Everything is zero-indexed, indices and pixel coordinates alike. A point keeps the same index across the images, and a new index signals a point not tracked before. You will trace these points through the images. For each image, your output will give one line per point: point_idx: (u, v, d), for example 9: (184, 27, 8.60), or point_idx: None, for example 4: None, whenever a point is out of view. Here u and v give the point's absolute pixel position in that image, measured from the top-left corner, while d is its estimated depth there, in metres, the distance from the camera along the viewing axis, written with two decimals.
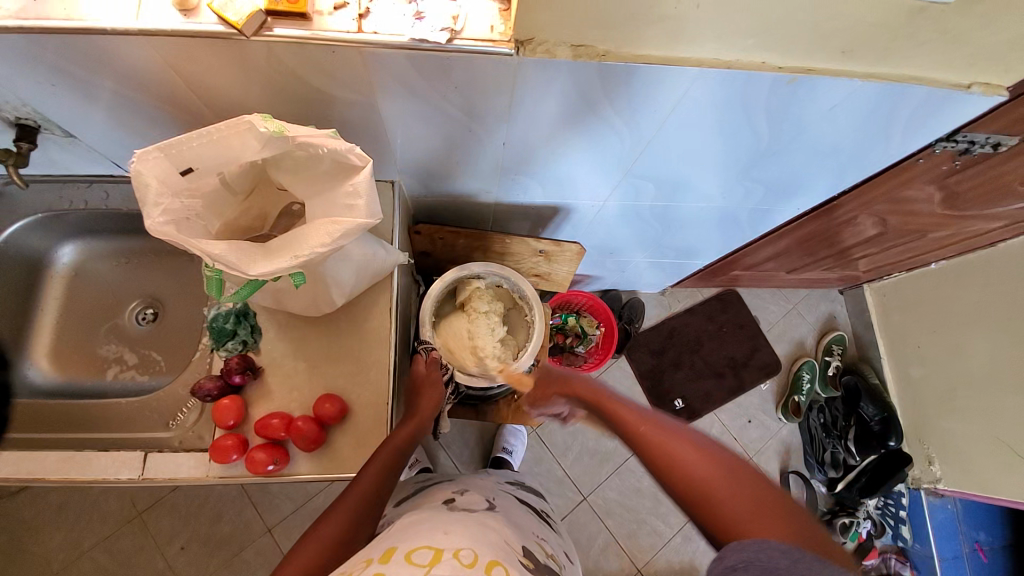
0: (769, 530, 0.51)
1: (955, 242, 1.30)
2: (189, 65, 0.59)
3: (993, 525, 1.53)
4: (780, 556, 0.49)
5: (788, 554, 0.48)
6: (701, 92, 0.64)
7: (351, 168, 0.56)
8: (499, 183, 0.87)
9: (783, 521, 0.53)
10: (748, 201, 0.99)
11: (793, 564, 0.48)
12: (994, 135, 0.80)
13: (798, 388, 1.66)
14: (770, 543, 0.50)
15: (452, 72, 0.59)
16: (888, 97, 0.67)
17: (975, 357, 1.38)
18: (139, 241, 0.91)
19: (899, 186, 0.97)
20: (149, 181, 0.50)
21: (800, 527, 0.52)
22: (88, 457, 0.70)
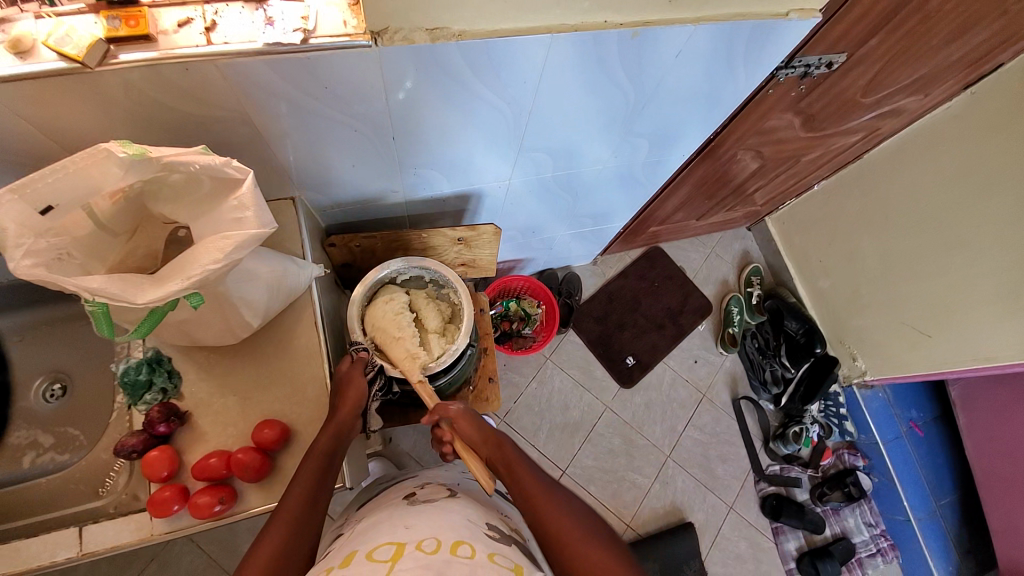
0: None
1: (826, 161, 1.46)
2: (37, 110, 0.57)
3: (922, 401, 1.72)
4: None
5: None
6: (561, 56, 0.69)
7: (232, 182, 0.56)
8: (400, 179, 0.89)
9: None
10: (639, 156, 1.07)
11: None
12: (821, 56, 0.92)
13: (730, 321, 1.79)
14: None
15: (317, 73, 0.60)
16: (722, 37, 0.76)
17: (867, 257, 1.56)
18: (30, 315, 0.85)
19: (761, 118, 1.09)
20: (7, 225, 0.48)
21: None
22: (12, 550, 0.64)
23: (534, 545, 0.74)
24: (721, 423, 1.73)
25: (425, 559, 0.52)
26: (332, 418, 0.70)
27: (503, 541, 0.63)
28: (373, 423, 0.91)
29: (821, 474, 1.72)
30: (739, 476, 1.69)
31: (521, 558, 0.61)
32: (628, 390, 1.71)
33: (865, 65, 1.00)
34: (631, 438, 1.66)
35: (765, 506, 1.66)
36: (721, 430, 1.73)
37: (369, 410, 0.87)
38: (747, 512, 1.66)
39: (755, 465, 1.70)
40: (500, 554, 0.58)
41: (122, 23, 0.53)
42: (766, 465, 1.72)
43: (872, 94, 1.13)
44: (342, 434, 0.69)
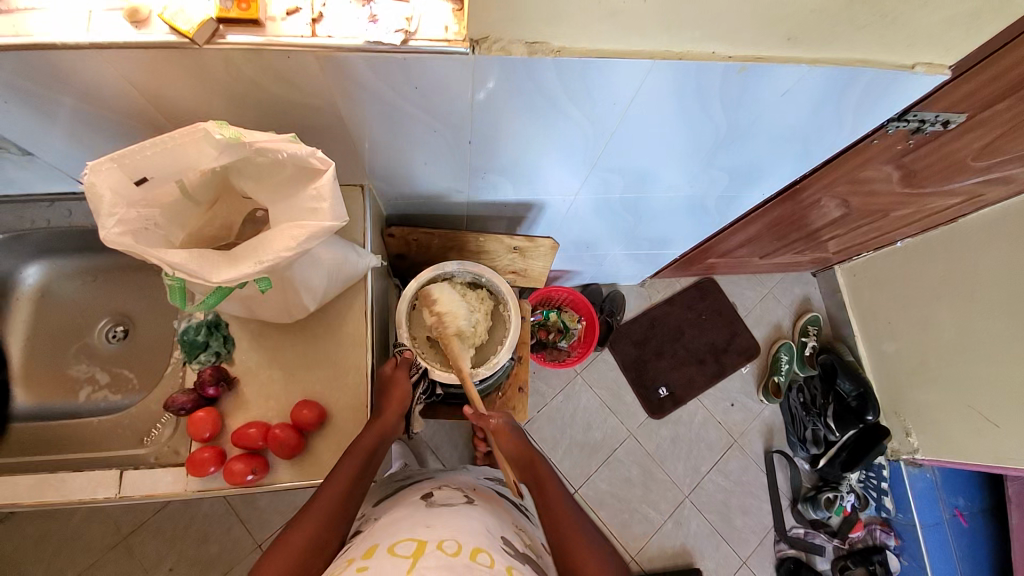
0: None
1: (916, 220, 1.34)
2: (144, 77, 0.59)
3: (975, 491, 1.57)
4: None
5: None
6: (657, 83, 0.66)
7: (313, 172, 0.57)
8: (468, 181, 0.88)
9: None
10: (715, 189, 1.01)
11: None
12: (940, 114, 0.84)
13: (777, 369, 1.69)
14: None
15: (410, 72, 0.60)
16: (835, 82, 0.70)
17: (944, 330, 1.43)
18: (104, 259, 0.90)
19: (857, 167, 1.00)
20: (102, 192, 0.50)
21: None
22: (62, 480, 0.68)
23: (549, 565, 0.72)
24: (749, 473, 1.65)
25: (446, 560, 0.52)
26: (378, 416, 0.70)
27: (518, 558, 0.61)
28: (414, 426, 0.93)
29: (847, 546, 1.61)
30: (759, 531, 1.61)
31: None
32: (655, 421, 1.66)
33: (986, 129, 0.91)
34: (650, 470, 1.61)
35: (782, 566, 1.57)
36: (746, 480, 1.65)
37: (414, 412, 0.90)
38: (760, 570, 1.58)
39: (777, 524, 1.61)
40: (519, 569, 0.56)
41: (234, 5, 0.53)
42: (790, 526, 1.62)
43: (988, 158, 1.02)
44: (384, 436, 0.69)
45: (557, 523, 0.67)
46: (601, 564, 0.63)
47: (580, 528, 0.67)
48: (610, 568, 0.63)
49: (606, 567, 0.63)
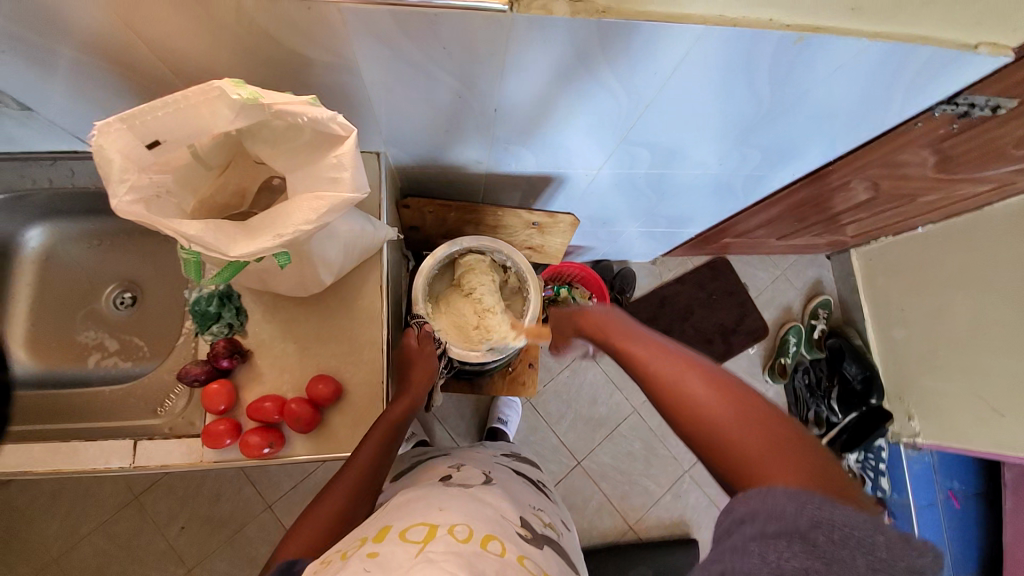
0: (778, 470, 0.44)
1: (943, 206, 1.30)
2: (150, 27, 0.54)
3: (970, 475, 1.60)
4: (792, 506, 0.41)
5: (798, 499, 0.41)
6: (703, 52, 0.61)
7: (334, 138, 0.53)
8: (490, 151, 0.83)
9: (793, 459, 0.45)
10: (745, 168, 0.96)
11: (812, 524, 0.40)
12: (992, 98, 0.79)
13: (785, 352, 1.69)
14: (776, 489, 0.43)
15: (440, 30, 0.55)
16: (891, 60, 0.65)
17: (957, 317, 1.41)
18: (108, 222, 0.86)
19: (896, 149, 0.96)
20: (113, 155, 0.46)
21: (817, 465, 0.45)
22: (75, 448, 0.68)
23: (568, 543, 0.72)
24: None
25: (456, 547, 0.50)
26: (405, 392, 0.70)
27: (532, 543, 0.61)
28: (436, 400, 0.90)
29: None
30: None
31: (551, 563, 0.58)
32: None
33: None
34: (653, 446, 1.63)
35: None
36: None
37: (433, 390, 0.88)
38: None
39: None
40: (530, 557, 0.56)
41: None
42: None
43: None
44: (412, 409, 0.69)
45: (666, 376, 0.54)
46: (725, 393, 0.51)
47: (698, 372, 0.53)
48: (749, 407, 0.49)
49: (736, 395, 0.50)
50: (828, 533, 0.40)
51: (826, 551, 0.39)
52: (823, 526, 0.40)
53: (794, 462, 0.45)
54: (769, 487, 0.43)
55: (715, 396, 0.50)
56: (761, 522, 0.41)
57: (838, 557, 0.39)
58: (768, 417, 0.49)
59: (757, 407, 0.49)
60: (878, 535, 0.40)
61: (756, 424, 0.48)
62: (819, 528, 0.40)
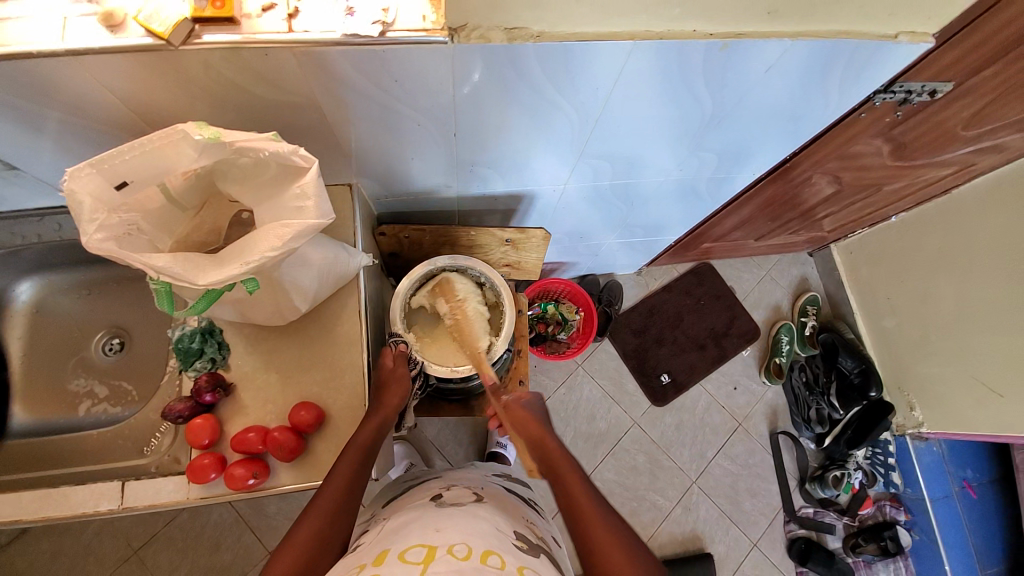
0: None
1: (909, 193, 1.34)
2: (123, 84, 0.59)
3: (980, 462, 1.58)
4: None
5: None
6: (640, 64, 0.65)
7: (296, 170, 0.56)
8: (459, 176, 0.88)
9: None
10: (707, 171, 1.00)
11: None
12: (927, 83, 0.83)
13: (779, 351, 1.69)
14: None
15: (390, 65, 0.59)
16: (821, 54, 0.70)
17: (943, 301, 1.43)
18: (96, 272, 0.90)
19: (848, 142, 1.00)
20: (82, 198, 0.50)
21: None
22: (64, 494, 0.68)
23: (561, 556, 0.71)
24: (755, 456, 1.65)
25: (455, 564, 0.51)
26: (378, 409, 0.71)
27: (530, 553, 0.60)
28: (408, 420, 0.91)
29: (857, 523, 1.62)
30: (769, 511, 1.61)
31: (548, 571, 0.58)
32: (659, 408, 1.65)
33: (973, 97, 0.90)
34: (656, 458, 1.61)
35: (793, 548, 1.57)
36: (754, 462, 1.64)
37: (410, 407, 0.89)
38: (772, 550, 1.58)
39: (787, 505, 1.61)
40: (531, 567, 0.56)
41: (209, 4, 0.53)
42: (799, 506, 1.63)
43: (979, 126, 1.01)
44: (385, 427, 0.70)
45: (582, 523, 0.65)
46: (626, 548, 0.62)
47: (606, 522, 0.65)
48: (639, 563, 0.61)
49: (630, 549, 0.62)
50: None
51: None
52: None
53: None
54: None
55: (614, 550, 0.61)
56: None
57: None
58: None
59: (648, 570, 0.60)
60: None
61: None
62: None
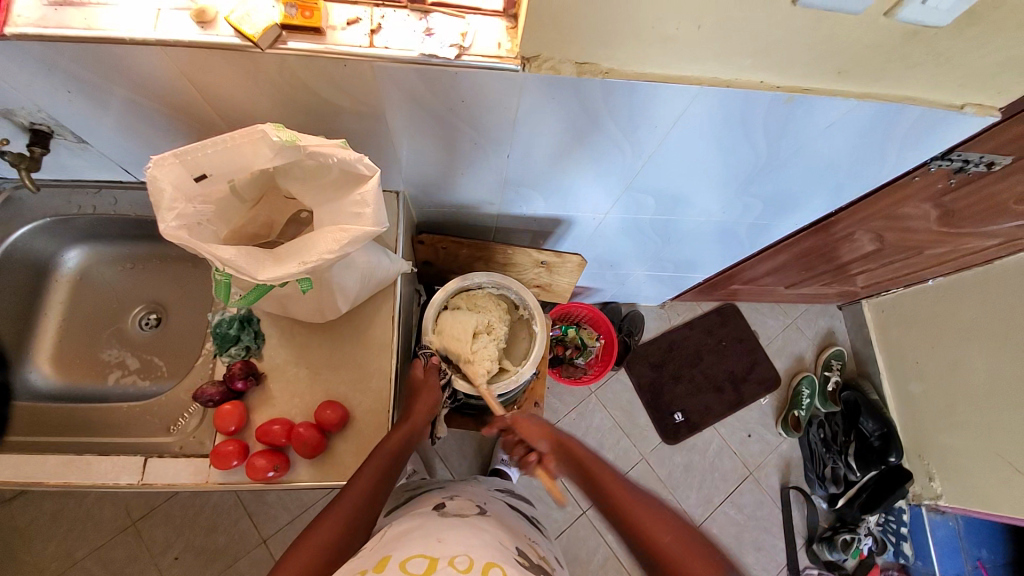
0: None
1: (951, 259, 1.31)
2: (205, 77, 0.62)
3: (996, 542, 1.51)
4: None
5: None
6: (701, 109, 0.66)
7: (359, 177, 0.58)
8: (503, 195, 0.89)
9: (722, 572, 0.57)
10: (748, 216, 1.00)
11: None
12: (986, 154, 0.82)
13: (798, 403, 1.65)
14: None
15: (459, 86, 0.61)
16: (883, 117, 0.69)
17: (974, 374, 1.38)
18: (144, 248, 0.93)
19: (895, 203, 0.99)
20: (164, 186, 0.51)
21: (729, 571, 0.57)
22: (88, 462, 0.70)
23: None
24: (763, 508, 1.60)
25: None
26: (405, 421, 0.72)
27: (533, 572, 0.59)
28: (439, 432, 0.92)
29: None
30: (771, 569, 1.56)
31: None
32: (668, 447, 1.62)
33: None
34: (660, 498, 1.58)
35: None
36: (761, 514, 1.60)
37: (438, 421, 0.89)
38: None
39: (790, 564, 1.56)
40: None
41: (298, 13, 0.55)
42: (803, 567, 1.56)
43: None
44: (410, 437, 0.71)
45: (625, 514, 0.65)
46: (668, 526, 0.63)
47: (642, 502, 0.66)
48: (678, 529, 0.62)
49: (671, 524, 0.63)
50: None
51: None
52: None
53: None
54: None
55: (657, 527, 0.62)
56: None
57: None
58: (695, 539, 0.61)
59: (685, 530, 0.61)
60: None
61: (691, 548, 0.59)
62: None
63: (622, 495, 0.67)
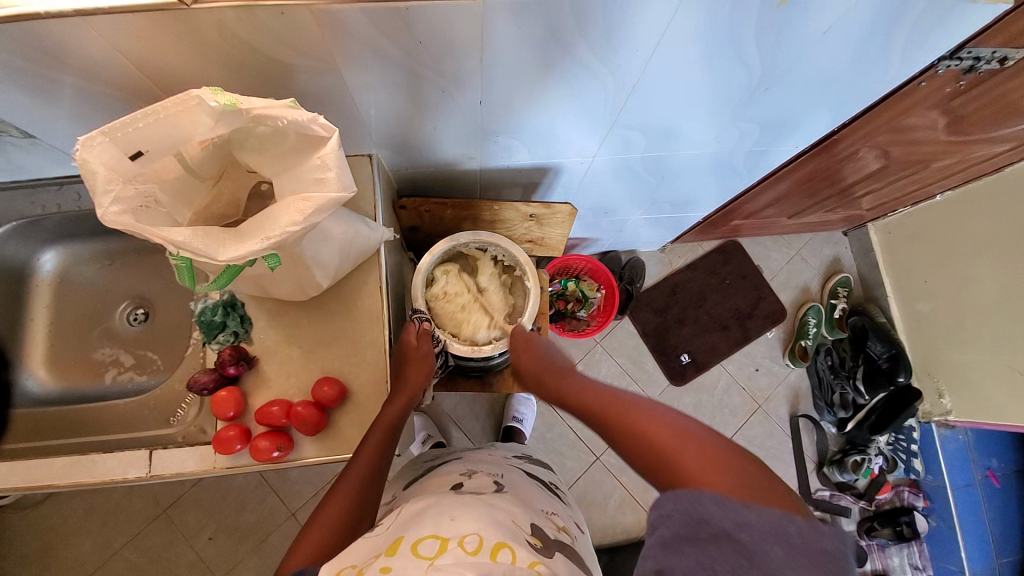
0: (715, 483, 0.48)
1: (960, 170, 1.25)
2: (137, 46, 0.56)
3: (1006, 450, 1.53)
4: (718, 512, 0.45)
5: (723, 505, 0.46)
6: (683, 25, 0.60)
7: (315, 140, 0.54)
8: (482, 146, 0.84)
9: (726, 469, 0.50)
10: (744, 144, 0.94)
11: (734, 524, 0.44)
12: (998, 51, 0.76)
13: (805, 333, 1.64)
14: (708, 495, 0.47)
15: (414, 25, 0.55)
16: (886, 14, 0.63)
17: (984, 286, 1.35)
18: (119, 242, 0.90)
19: (901, 114, 0.92)
20: (97, 168, 0.47)
21: (748, 478, 0.49)
22: (94, 461, 0.70)
23: (581, 546, 0.70)
24: (774, 438, 1.63)
25: (466, 560, 0.49)
26: (401, 388, 0.71)
27: (547, 549, 0.58)
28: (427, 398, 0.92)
29: (873, 508, 1.59)
30: None
31: (566, 569, 0.56)
32: (677, 388, 1.63)
33: None
34: None
35: None
36: (772, 444, 1.62)
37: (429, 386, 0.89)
38: None
39: (803, 488, 1.59)
40: (544, 564, 0.54)
41: None
42: (815, 490, 1.60)
43: None
44: (409, 406, 0.70)
45: (617, 408, 0.61)
46: (662, 419, 0.57)
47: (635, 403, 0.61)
48: (679, 429, 0.55)
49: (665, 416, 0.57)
50: (746, 532, 0.44)
51: (745, 544, 0.43)
52: (744, 526, 0.44)
53: (721, 470, 0.50)
54: (698, 492, 0.47)
55: (650, 420, 0.57)
56: (676, 522, 0.46)
57: (756, 549, 0.43)
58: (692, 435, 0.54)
59: (685, 429, 0.55)
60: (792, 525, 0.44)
61: (683, 440, 0.53)
62: (740, 527, 0.44)
63: (623, 405, 0.61)
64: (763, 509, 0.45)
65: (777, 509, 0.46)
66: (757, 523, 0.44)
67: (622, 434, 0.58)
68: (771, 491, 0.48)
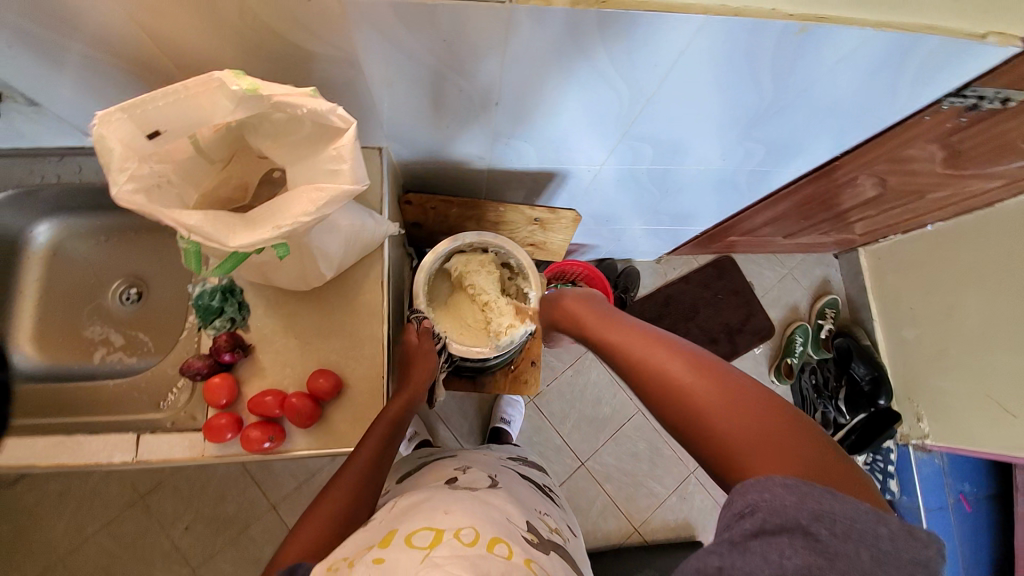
0: (787, 470, 0.42)
1: (952, 203, 1.28)
2: (154, 20, 0.55)
3: (980, 476, 1.56)
4: (792, 499, 0.40)
5: (798, 491, 0.40)
6: (702, 46, 0.61)
7: (334, 131, 0.53)
8: (494, 147, 0.84)
9: (787, 452, 0.43)
10: (748, 163, 0.95)
11: (813, 516, 0.39)
12: (1001, 90, 0.77)
13: (791, 351, 1.67)
14: (776, 480, 0.41)
15: (439, 22, 0.55)
16: (896, 51, 0.64)
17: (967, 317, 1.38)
18: (116, 219, 0.88)
19: (902, 145, 0.94)
20: (114, 145, 0.47)
21: (816, 455, 0.43)
22: (78, 442, 0.68)
23: (572, 547, 0.71)
24: None
25: (460, 551, 0.49)
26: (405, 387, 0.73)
27: (541, 547, 0.59)
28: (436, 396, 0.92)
29: None
30: None
31: (560, 568, 0.57)
32: None
33: None
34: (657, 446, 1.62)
35: None
36: None
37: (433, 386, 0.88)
38: None
39: None
40: (537, 561, 0.54)
41: None
42: None
43: None
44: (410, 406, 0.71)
45: (664, 369, 0.53)
46: (717, 383, 0.49)
47: (686, 361, 0.53)
48: (735, 388, 0.48)
49: (726, 377, 0.50)
50: (829, 525, 0.38)
51: (828, 543, 0.38)
52: (824, 518, 0.39)
53: (791, 449, 0.44)
54: (768, 479, 0.41)
55: (702, 379, 0.50)
56: (762, 516, 0.40)
57: (840, 550, 0.38)
58: (757, 401, 0.47)
59: (742, 387, 0.48)
60: (883, 526, 0.39)
61: (741, 407, 0.47)
62: (819, 521, 0.39)
63: (663, 360, 0.54)
64: (828, 491, 0.40)
65: (866, 502, 0.40)
66: (841, 521, 0.39)
67: (667, 405, 0.51)
68: (847, 476, 0.43)
